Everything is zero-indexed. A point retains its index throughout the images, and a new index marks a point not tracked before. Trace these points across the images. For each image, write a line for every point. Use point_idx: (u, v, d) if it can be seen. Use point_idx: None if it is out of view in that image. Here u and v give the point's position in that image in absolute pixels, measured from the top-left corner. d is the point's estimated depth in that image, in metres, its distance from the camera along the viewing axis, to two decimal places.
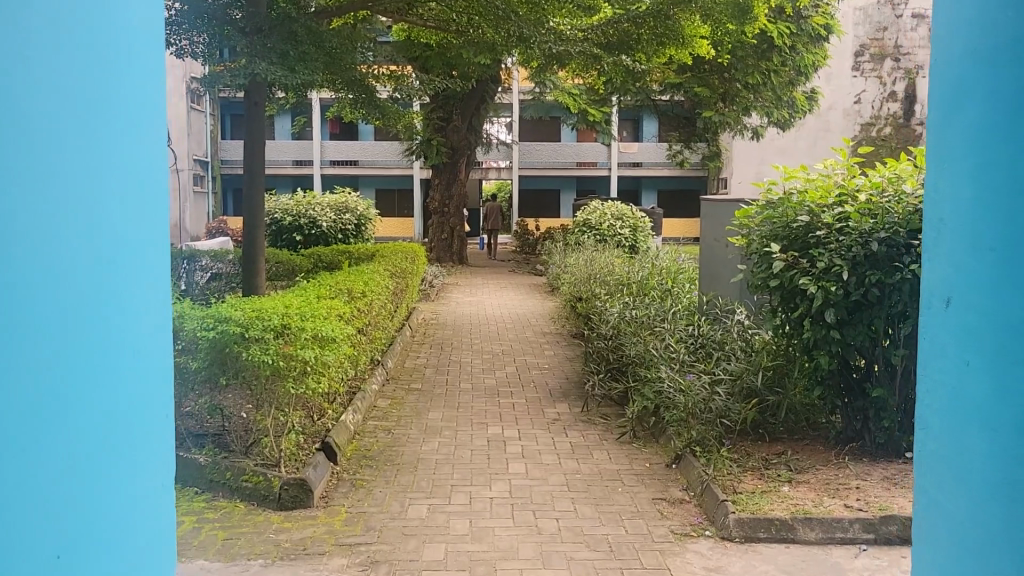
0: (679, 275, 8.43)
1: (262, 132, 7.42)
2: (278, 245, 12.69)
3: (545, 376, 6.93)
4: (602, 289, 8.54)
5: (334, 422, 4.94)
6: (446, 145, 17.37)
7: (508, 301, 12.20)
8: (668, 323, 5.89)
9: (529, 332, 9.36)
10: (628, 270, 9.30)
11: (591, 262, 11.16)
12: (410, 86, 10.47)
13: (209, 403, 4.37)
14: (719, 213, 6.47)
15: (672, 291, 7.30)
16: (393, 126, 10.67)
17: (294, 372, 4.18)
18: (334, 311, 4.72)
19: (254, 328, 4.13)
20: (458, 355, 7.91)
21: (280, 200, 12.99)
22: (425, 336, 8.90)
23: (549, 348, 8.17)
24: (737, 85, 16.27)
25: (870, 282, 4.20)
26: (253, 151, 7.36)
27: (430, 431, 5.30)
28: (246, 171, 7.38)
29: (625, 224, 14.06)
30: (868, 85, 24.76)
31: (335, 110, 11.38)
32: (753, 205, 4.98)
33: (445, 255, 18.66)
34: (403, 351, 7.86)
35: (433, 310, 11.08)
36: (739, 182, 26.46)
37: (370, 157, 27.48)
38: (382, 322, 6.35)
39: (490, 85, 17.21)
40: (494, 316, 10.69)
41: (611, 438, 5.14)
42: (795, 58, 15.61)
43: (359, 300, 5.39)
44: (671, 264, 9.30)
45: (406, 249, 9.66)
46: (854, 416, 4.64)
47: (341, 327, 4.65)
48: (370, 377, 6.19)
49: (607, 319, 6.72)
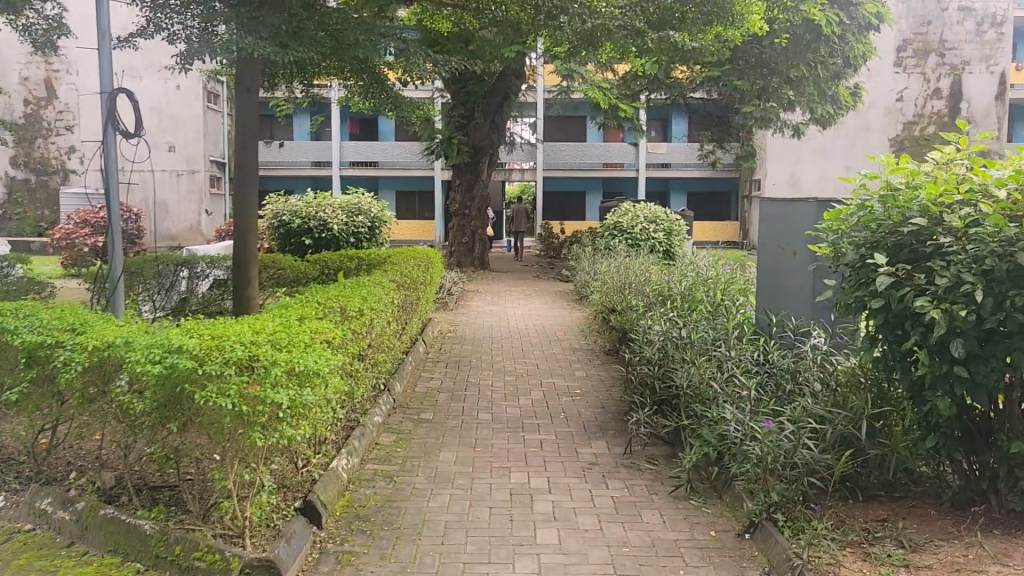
0: (729, 283, 7.42)
1: (256, 121, 6.49)
2: (286, 249, 11.92)
3: (577, 404, 5.93)
4: (640, 302, 7.57)
5: (322, 471, 4.02)
6: (469, 144, 16.47)
7: (534, 310, 11.21)
8: (729, 347, 4.89)
9: (557, 347, 8.41)
10: (670, 279, 8.32)
11: (626, 268, 10.18)
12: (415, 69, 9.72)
13: (163, 453, 3.51)
14: (786, 216, 5.43)
15: (724, 305, 6.31)
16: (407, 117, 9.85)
17: (264, 418, 3.23)
18: (321, 337, 3.79)
19: (211, 363, 3.20)
20: (476, 375, 6.96)
21: (289, 200, 12.13)
22: (440, 353, 7.94)
23: (580, 369, 7.19)
24: (779, 75, 15.01)
25: (1013, 306, 3.21)
26: (247, 143, 6.43)
27: (440, 479, 4.36)
28: (238, 167, 6.46)
29: (659, 227, 13.03)
30: (912, 81, 24.33)
31: (348, 102, 10.58)
32: (846, 205, 4.00)
33: (466, 259, 17.68)
34: (414, 372, 6.91)
35: (451, 320, 10.15)
36: (770, 182, 24.95)
37: (391, 158, 26.57)
38: (387, 342, 5.42)
39: (514, 80, 16.25)
40: (518, 327, 9.74)
41: (663, 492, 4.17)
42: (843, 48, 14.45)
43: (356, 316, 4.44)
44: (716, 271, 8.30)
45: (420, 255, 8.72)
46: (977, 472, 3.64)
47: (331, 356, 3.72)
48: (373, 407, 5.29)
49: (649, 338, 5.73)
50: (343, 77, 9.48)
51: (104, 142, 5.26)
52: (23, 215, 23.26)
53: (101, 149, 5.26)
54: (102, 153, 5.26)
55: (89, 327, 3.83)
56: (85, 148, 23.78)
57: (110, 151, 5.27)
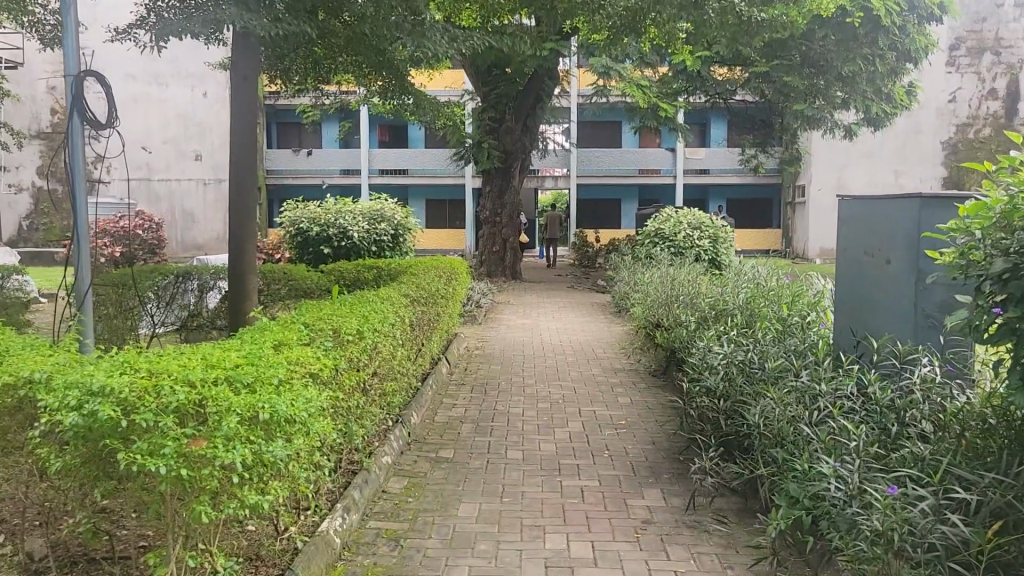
0: (795, 296, 6.47)
1: (253, 112, 5.65)
2: (304, 258, 11.20)
3: (623, 441, 5.04)
4: (690, 320, 6.67)
5: (306, 540, 3.17)
6: (500, 149, 15.68)
7: (570, 324, 10.33)
8: (815, 378, 3.97)
9: (596, 366, 7.54)
10: (723, 291, 7.41)
11: (672, 279, 9.27)
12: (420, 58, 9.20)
13: (92, 523, 2.67)
14: (882, 218, 4.50)
15: (795, 323, 5.38)
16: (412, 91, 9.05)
17: (214, 485, 2.40)
18: (302, 372, 2.95)
19: (143, 411, 2.35)
20: (506, 401, 6.12)
21: (307, 206, 11.43)
22: (466, 374, 7.09)
23: (624, 395, 6.30)
24: (832, 72, 14.02)
25: None
26: (243, 139, 5.59)
27: (458, 544, 3.49)
28: (234, 165, 5.65)
29: (704, 235, 12.05)
30: (965, 81, 23.29)
31: (369, 97, 9.84)
32: (987, 198, 3.07)
33: (497, 269, 16.84)
34: (434, 399, 6.05)
35: (478, 336, 9.32)
36: (816, 188, 23.55)
37: (420, 165, 25.85)
38: (399, 370, 4.58)
39: (547, 80, 15.35)
40: (552, 344, 8.85)
41: (743, 567, 3.28)
42: (905, 40, 13.38)
43: (355, 341, 3.59)
44: (777, 282, 7.38)
45: (444, 265, 7.88)
46: None
47: (316, 396, 2.88)
48: (382, 448, 4.44)
49: (711, 361, 4.82)
50: (363, 73, 8.77)
51: (70, 132, 4.49)
52: (49, 226, 22.87)
53: (66, 141, 4.48)
54: (67, 145, 4.49)
55: (14, 357, 3.01)
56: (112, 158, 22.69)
57: (76, 142, 4.49)
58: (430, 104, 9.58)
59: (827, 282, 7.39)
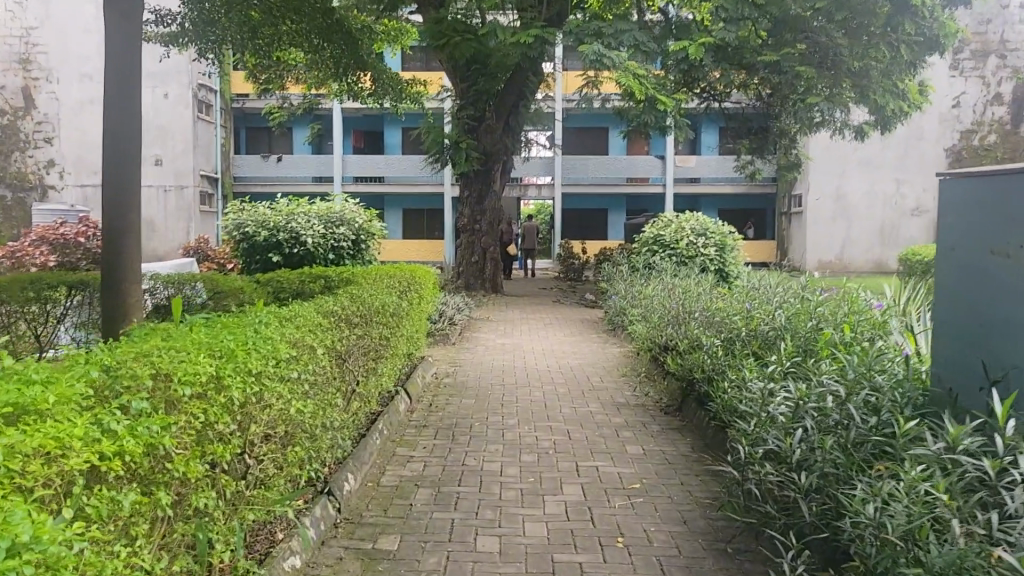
0: (853, 314, 5.04)
1: (135, 63, 4.19)
2: (252, 267, 9.78)
3: (640, 520, 3.55)
4: (715, 350, 5.21)
5: None
6: (479, 150, 14.24)
7: (558, 345, 8.83)
8: (957, 445, 2.51)
9: (592, 399, 6.06)
10: (752, 306, 5.98)
11: (678, 293, 7.87)
12: (373, 27, 7.90)
13: None
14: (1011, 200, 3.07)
15: (869, 353, 3.95)
16: (370, 59, 7.82)
17: None
18: (38, 478, 1.45)
19: None
20: (481, 452, 4.64)
21: (255, 208, 9.93)
22: (431, 412, 5.59)
23: (637, 444, 4.81)
24: (844, 66, 12.81)
25: None
26: (121, 101, 4.14)
27: None
28: (108, 136, 4.15)
29: (709, 242, 10.66)
30: (969, 85, 21.56)
31: (320, 76, 8.46)
32: None
33: (476, 282, 15.25)
34: (384, 452, 4.56)
35: (450, 359, 7.83)
36: (814, 196, 22.35)
37: (397, 172, 24.34)
38: (314, 426, 3.08)
39: (531, 78, 14.00)
40: (536, 370, 7.39)
41: None
42: (932, 25, 12.41)
43: (204, 395, 2.07)
44: (821, 296, 5.92)
45: (406, 276, 6.38)
46: None
47: (63, 539, 1.37)
48: (285, 547, 2.93)
49: (772, 411, 3.36)
50: (305, 48, 7.36)
51: None
52: None
53: None
54: None
55: None
56: (66, 161, 20.81)
57: None
58: (390, 79, 8.47)
59: (877, 297, 5.97)
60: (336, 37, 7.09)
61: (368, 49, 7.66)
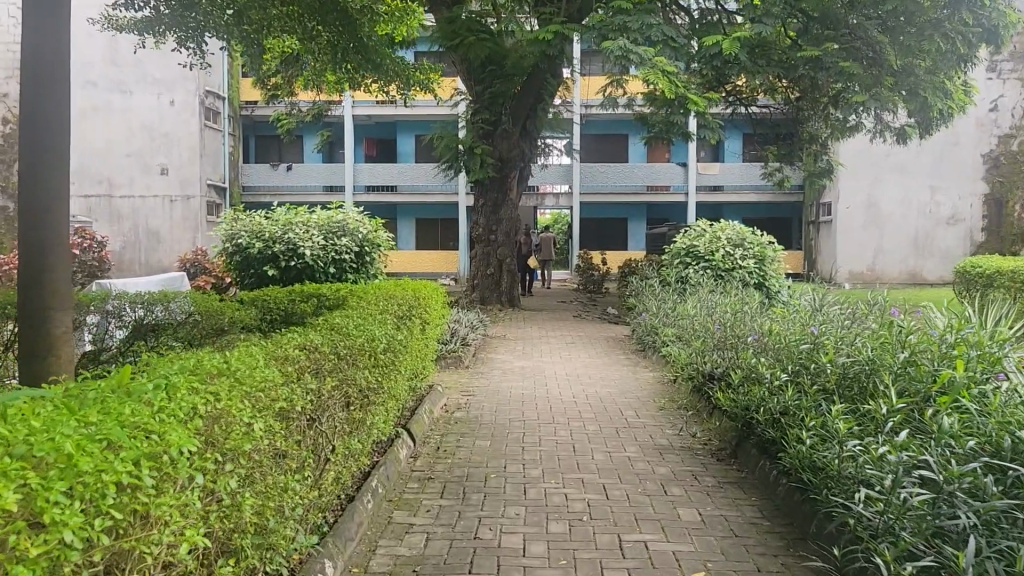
0: (951, 341, 4.08)
1: (62, 36, 3.32)
2: (246, 281, 8.95)
3: None
4: (782, 389, 4.25)
5: None
6: (495, 155, 13.34)
7: (581, 368, 7.89)
8: None
9: (629, 441, 5.12)
10: (817, 329, 5.03)
11: (720, 311, 6.92)
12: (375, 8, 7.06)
13: None
14: None
15: (1012, 403, 2.97)
16: (374, 44, 6.92)
17: None
18: None
19: None
20: (499, 519, 3.70)
21: (251, 216, 9.08)
22: (437, 459, 4.67)
23: (690, 507, 3.86)
24: (886, 65, 11.81)
25: None
26: (40, 83, 3.27)
27: None
28: (25, 127, 3.27)
29: (746, 253, 9.71)
30: (1008, 88, 20.66)
31: (316, 63, 7.57)
32: None
33: (492, 295, 14.29)
34: (378, 521, 3.63)
35: (463, 388, 6.89)
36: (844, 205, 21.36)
37: (410, 181, 23.48)
38: (265, 522, 2.18)
39: (550, 77, 13.10)
40: (559, 400, 6.44)
41: None
42: (990, 14, 11.39)
43: None
44: (900, 318, 4.95)
45: (407, 296, 5.46)
46: None
47: None
48: None
49: (906, 496, 2.43)
50: (298, 31, 6.49)
51: None
52: None
53: None
54: None
55: None
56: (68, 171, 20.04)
57: None
58: (393, 65, 7.58)
59: (966, 316, 5.02)
60: (341, 20, 6.26)
61: (370, 33, 6.76)
